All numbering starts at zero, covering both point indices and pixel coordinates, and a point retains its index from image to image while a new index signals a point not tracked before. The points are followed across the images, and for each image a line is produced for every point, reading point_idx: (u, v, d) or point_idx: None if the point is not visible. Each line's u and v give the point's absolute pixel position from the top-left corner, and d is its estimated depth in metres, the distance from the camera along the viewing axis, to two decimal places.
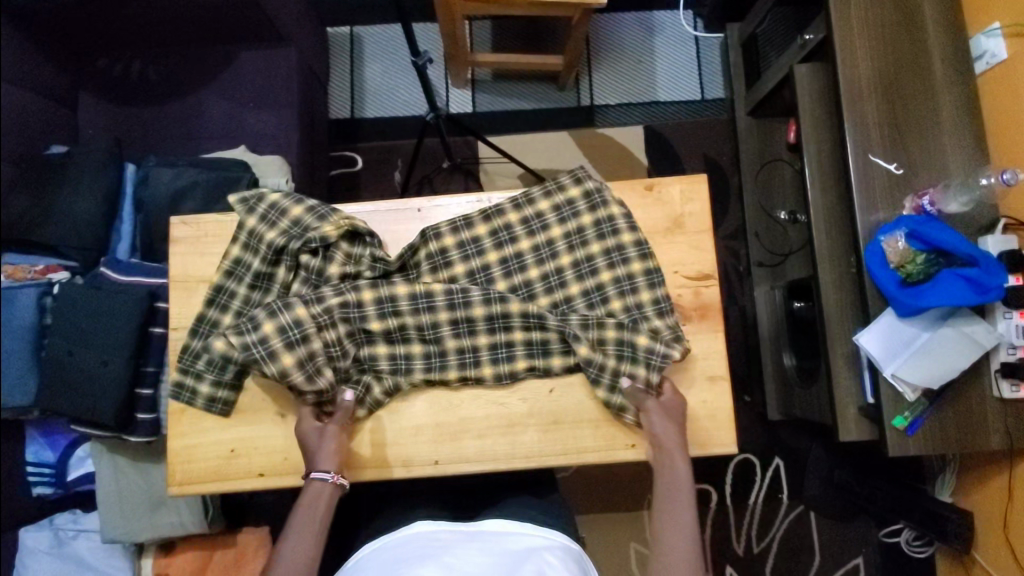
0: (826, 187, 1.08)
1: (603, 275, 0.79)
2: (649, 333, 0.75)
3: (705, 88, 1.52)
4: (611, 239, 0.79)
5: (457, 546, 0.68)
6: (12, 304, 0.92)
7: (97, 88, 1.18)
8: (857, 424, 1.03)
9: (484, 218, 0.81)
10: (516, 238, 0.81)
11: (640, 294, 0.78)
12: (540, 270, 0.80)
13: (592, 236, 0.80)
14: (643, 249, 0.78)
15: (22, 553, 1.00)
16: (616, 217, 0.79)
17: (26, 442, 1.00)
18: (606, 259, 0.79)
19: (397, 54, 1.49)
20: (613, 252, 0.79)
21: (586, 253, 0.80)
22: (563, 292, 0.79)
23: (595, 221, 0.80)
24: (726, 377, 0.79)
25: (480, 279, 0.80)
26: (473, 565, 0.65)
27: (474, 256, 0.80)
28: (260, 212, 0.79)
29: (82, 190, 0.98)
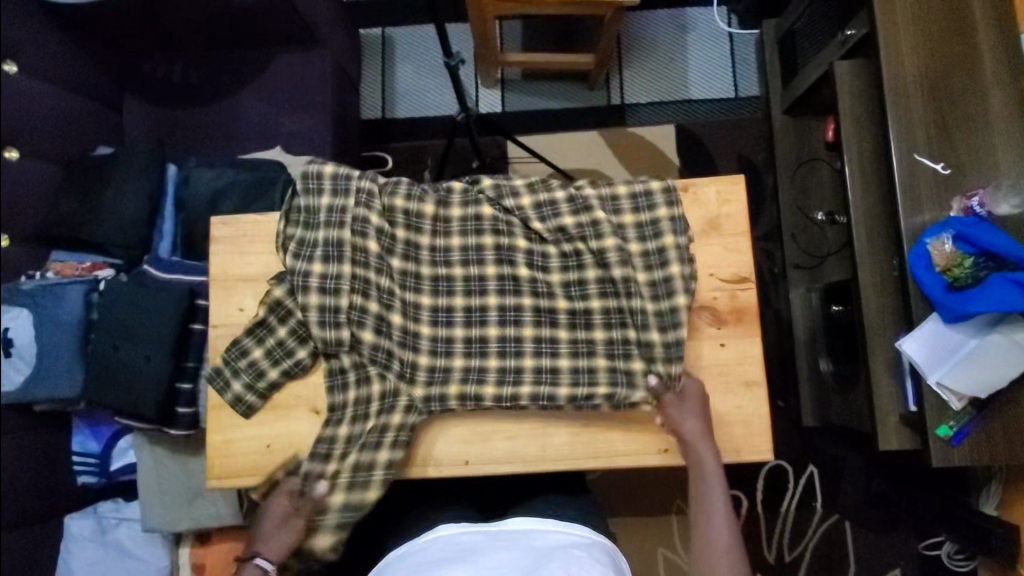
0: (867, 188, 1.05)
1: (626, 218, 0.79)
2: (673, 249, 0.77)
3: (740, 86, 1.48)
4: (645, 213, 0.79)
5: (482, 548, 0.68)
6: (62, 299, 0.95)
7: (141, 92, 1.22)
8: (896, 433, 1.00)
9: (497, 262, 0.81)
10: (632, 354, 0.76)
11: (657, 215, 0.78)
12: (546, 225, 0.79)
13: (626, 209, 0.79)
14: (670, 195, 0.79)
15: (68, 539, 1.04)
16: (655, 196, 0.79)
17: (73, 432, 1.06)
18: (630, 205, 0.79)
19: (429, 55, 1.50)
20: (646, 225, 0.78)
21: (590, 219, 0.79)
22: (576, 272, 0.80)
23: (637, 222, 0.78)
24: (762, 382, 0.76)
25: (474, 287, 0.81)
26: (499, 565, 0.65)
27: (476, 294, 0.80)
28: (293, 251, 0.77)
29: (127, 189, 1.01)
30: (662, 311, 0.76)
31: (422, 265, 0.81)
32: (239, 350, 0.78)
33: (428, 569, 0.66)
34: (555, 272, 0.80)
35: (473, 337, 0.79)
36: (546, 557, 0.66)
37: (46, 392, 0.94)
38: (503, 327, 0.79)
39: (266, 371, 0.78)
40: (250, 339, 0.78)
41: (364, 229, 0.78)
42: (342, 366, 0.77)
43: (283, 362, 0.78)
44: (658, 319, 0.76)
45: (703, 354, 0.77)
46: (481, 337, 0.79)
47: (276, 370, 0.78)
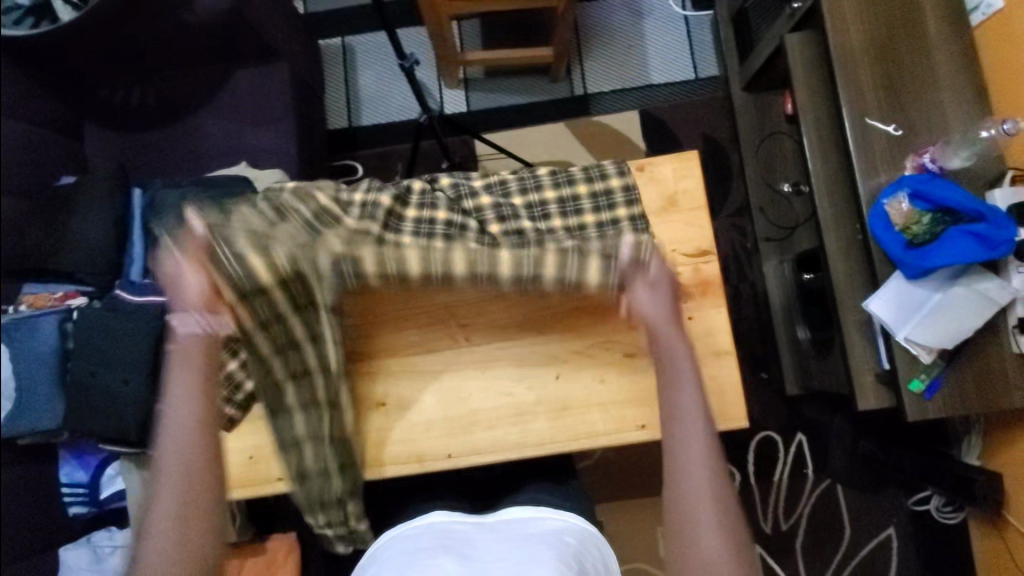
0: (825, 155, 1.07)
1: (587, 217, 0.80)
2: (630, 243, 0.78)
3: (698, 67, 1.50)
4: (606, 212, 0.80)
5: (474, 538, 0.70)
6: (35, 332, 0.96)
7: (101, 118, 1.22)
8: (874, 392, 1.02)
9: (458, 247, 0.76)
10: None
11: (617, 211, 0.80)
12: (502, 227, 0.80)
13: (587, 210, 0.80)
14: (630, 194, 0.80)
15: (64, 570, 1.04)
16: (614, 192, 0.81)
17: (59, 463, 1.05)
18: (592, 202, 0.81)
19: (389, 60, 1.51)
20: (606, 225, 0.80)
21: (547, 224, 0.81)
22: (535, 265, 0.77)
23: (597, 222, 0.80)
24: (732, 351, 0.77)
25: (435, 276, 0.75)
26: (491, 554, 0.67)
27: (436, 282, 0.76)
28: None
29: (92, 215, 1.01)
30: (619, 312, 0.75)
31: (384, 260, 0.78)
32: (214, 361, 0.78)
33: (416, 557, 0.67)
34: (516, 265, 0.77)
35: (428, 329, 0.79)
36: (540, 543, 0.68)
37: (30, 425, 0.95)
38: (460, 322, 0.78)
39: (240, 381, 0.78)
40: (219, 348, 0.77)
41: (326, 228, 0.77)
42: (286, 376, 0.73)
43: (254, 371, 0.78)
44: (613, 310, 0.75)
45: None
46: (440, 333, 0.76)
47: (250, 379, 0.78)
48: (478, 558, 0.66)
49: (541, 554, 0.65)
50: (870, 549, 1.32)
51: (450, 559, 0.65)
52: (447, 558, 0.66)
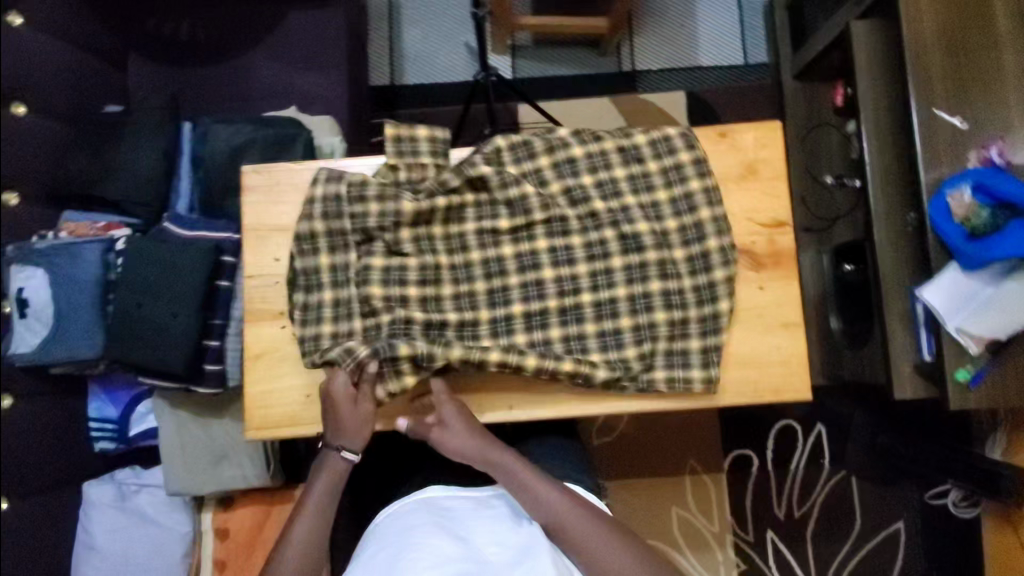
0: (882, 146, 1.08)
1: (660, 194, 0.78)
2: (711, 219, 0.76)
3: (749, 52, 1.49)
4: (679, 186, 0.77)
5: (471, 517, 0.72)
6: (78, 258, 0.93)
7: (146, 50, 1.18)
8: (910, 383, 1.04)
9: (548, 232, 0.78)
10: (659, 337, 0.75)
11: (689, 183, 0.77)
12: (576, 209, 0.78)
13: (660, 185, 0.78)
14: (702, 166, 0.77)
15: (87, 505, 1.01)
16: (684, 165, 0.78)
17: (89, 398, 1.03)
18: (664, 178, 0.78)
19: (438, 19, 1.50)
20: (679, 200, 0.77)
21: (620, 205, 0.78)
22: (604, 262, 0.77)
23: (671, 198, 0.77)
24: (800, 324, 0.76)
25: (528, 263, 0.78)
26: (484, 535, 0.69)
27: (530, 268, 0.77)
28: (323, 214, 0.76)
29: (144, 146, 0.99)
30: (704, 315, 0.75)
31: (471, 250, 0.78)
32: (314, 300, 0.76)
33: (408, 534, 0.67)
34: (615, 256, 0.77)
35: (498, 318, 0.77)
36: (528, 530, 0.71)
37: (64, 353, 0.92)
38: (530, 331, 0.77)
39: (337, 324, 0.75)
40: (295, 310, 0.76)
41: (397, 193, 0.75)
42: (353, 327, 0.75)
43: (348, 314, 0.75)
44: (694, 295, 0.75)
45: (744, 297, 0.77)
46: (507, 314, 0.77)
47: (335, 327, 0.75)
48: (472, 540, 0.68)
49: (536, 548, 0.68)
50: (878, 541, 1.35)
51: (450, 541, 0.66)
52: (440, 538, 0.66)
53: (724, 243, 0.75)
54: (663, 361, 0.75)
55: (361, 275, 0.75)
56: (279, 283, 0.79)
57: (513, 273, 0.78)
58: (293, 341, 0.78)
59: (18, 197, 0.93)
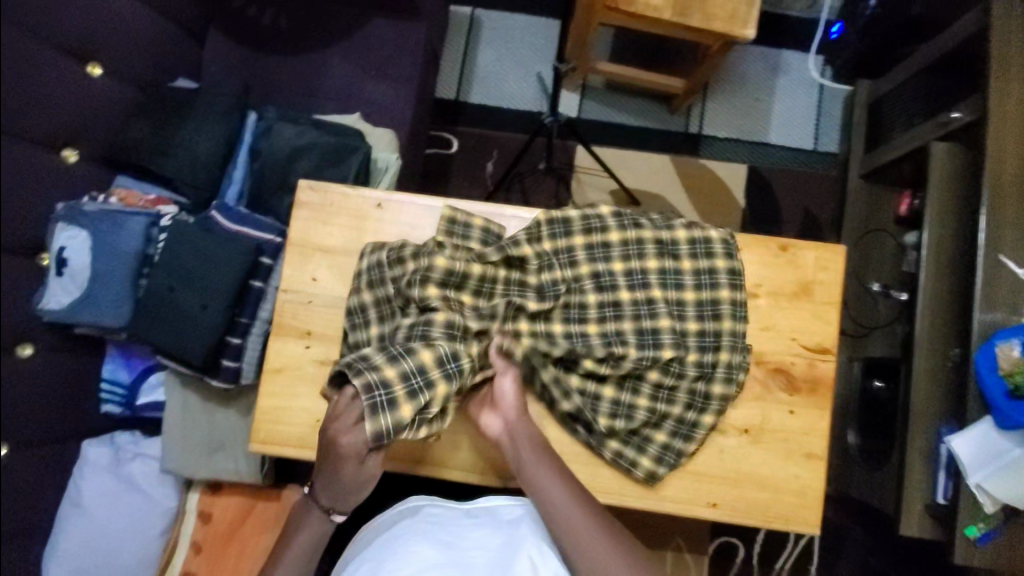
0: (938, 275, 1.04)
1: (688, 293, 0.74)
2: (730, 333, 0.73)
3: (819, 140, 1.46)
4: (707, 291, 0.74)
5: (453, 525, 0.68)
6: (121, 228, 0.95)
7: (227, 29, 1.19)
8: (919, 520, 1.01)
9: (565, 316, 0.74)
10: (632, 420, 0.72)
11: (719, 291, 0.74)
12: (599, 296, 0.74)
13: (689, 285, 0.74)
14: (735, 278, 0.74)
15: (80, 464, 1.02)
16: (718, 271, 0.75)
17: (106, 360, 1.05)
18: (695, 278, 0.74)
19: (514, 45, 1.50)
20: (706, 304, 0.73)
21: (646, 296, 0.74)
22: (619, 350, 0.71)
23: (698, 300, 0.74)
24: (824, 457, 0.74)
25: (541, 341, 0.72)
26: (469, 542, 0.65)
27: (544, 347, 0.71)
28: (369, 282, 0.75)
29: (207, 129, 0.99)
30: (684, 417, 0.72)
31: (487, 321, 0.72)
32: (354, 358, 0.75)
33: (390, 549, 0.65)
34: (631, 347, 0.71)
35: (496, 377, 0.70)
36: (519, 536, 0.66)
37: (89, 318, 0.93)
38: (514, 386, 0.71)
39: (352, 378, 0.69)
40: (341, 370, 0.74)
41: (432, 251, 0.72)
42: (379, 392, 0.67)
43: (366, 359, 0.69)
44: (687, 396, 0.72)
45: (771, 418, 0.74)
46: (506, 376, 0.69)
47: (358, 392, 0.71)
48: (459, 545, 0.64)
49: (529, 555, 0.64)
50: None
51: (428, 547, 0.63)
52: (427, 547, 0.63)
53: (735, 360, 0.72)
54: (636, 442, 0.73)
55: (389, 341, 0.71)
56: (312, 302, 0.78)
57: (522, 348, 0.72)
58: (314, 363, 0.78)
59: (77, 154, 0.96)
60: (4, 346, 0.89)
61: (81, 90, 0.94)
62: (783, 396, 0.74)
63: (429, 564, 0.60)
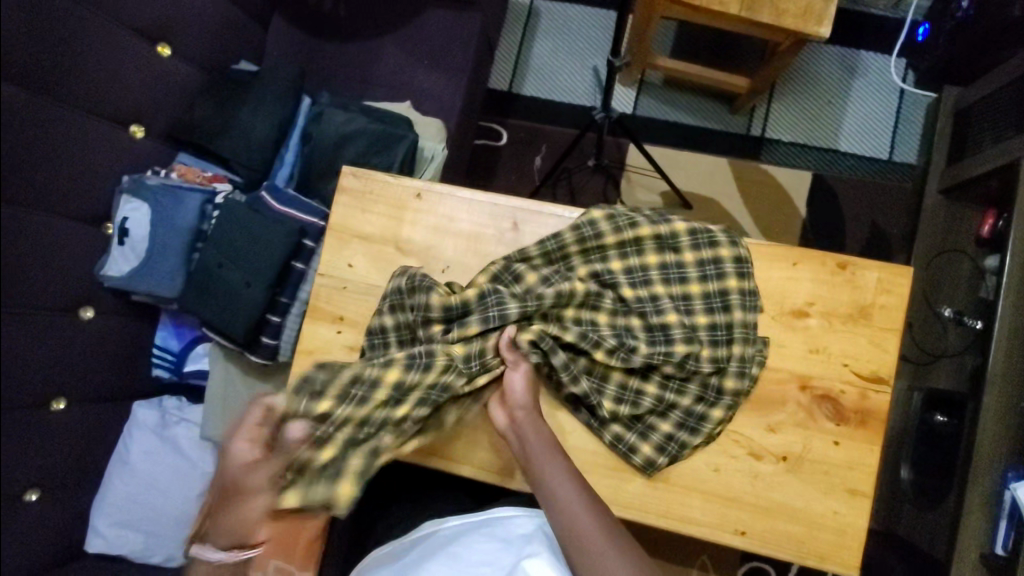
0: (1020, 306, 0.95)
1: (693, 287, 0.71)
2: (743, 326, 0.69)
3: (893, 149, 1.36)
4: (715, 284, 0.71)
5: (464, 536, 0.74)
6: (179, 204, 0.99)
7: (290, 14, 1.22)
8: (973, 570, 0.92)
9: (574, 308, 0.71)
10: (639, 408, 0.70)
11: (727, 282, 0.71)
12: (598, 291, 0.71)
13: (693, 278, 0.71)
14: (743, 267, 0.71)
15: (132, 425, 1.08)
16: (724, 261, 0.71)
17: (158, 327, 1.10)
18: (699, 271, 0.71)
19: (572, 38, 1.46)
20: (714, 297, 0.70)
21: (648, 292, 0.71)
22: (629, 345, 0.68)
23: (704, 293, 0.70)
24: (868, 495, 0.68)
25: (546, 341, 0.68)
26: (478, 556, 0.71)
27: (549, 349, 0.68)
28: (391, 307, 0.74)
29: (263, 111, 1.02)
30: (692, 411, 0.69)
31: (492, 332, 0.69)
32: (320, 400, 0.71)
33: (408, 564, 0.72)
34: (641, 345, 0.68)
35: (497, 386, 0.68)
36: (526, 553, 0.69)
37: (145, 287, 0.97)
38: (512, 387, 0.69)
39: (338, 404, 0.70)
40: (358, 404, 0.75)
41: (431, 287, 0.71)
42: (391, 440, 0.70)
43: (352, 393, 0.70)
44: (698, 390, 0.70)
45: (812, 447, 0.69)
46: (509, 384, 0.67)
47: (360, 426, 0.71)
48: (467, 561, 0.70)
49: (532, 573, 0.66)
50: None
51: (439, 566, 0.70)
52: (437, 565, 0.70)
53: (749, 354, 0.69)
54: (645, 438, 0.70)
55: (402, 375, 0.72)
56: (346, 288, 0.79)
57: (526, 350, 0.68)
58: (344, 349, 0.79)
59: (144, 130, 1.01)
60: (67, 307, 0.95)
61: (150, 70, 0.98)
62: (828, 425, 0.69)
63: None
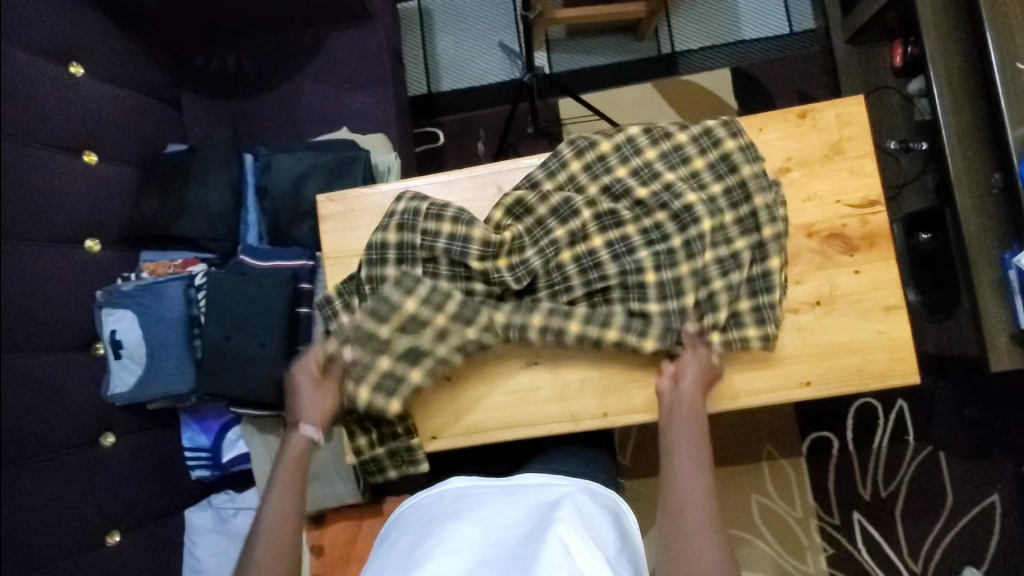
0: (958, 108, 1.02)
1: (697, 162, 0.75)
2: (756, 179, 0.72)
3: (793, 21, 1.44)
4: (714, 151, 0.74)
5: (487, 499, 0.66)
6: (163, 298, 0.97)
7: (196, 87, 1.21)
8: (1008, 353, 0.99)
9: (601, 228, 0.74)
10: (720, 306, 0.72)
11: (725, 145, 0.74)
12: (616, 204, 0.75)
13: (694, 154, 0.75)
14: (733, 128, 0.75)
15: (190, 532, 1.06)
16: (714, 130, 0.75)
17: (181, 429, 1.07)
18: (696, 146, 0.75)
19: (469, 23, 1.49)
20: (719, 163, 0.74)
21: (662, 185, 0.74)
22: (664, 243, 0.72)
23: (709, 163, 0.74)
24: (902, 306, 0.73)
25: (588, 265, 0.73)
26: (502, 517, 0.63)
27: (591, 269, 0.73)
28: (399, 225, 0.74)
29: (211, 182, 1.01)
30: (756, 274, 0.72)
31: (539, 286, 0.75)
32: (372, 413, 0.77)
33: (426, 527, 0.63)
34: (675, 235, 0.72)
35: (558, 324, 0.73)
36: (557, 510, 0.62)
37: (159, 389, 0.95)
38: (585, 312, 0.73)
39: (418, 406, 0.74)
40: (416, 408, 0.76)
41: (464, 246, 0.72)
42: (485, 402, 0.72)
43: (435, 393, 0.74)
44: (749, 254, 0.72)
45: (838, 284, 0.74)
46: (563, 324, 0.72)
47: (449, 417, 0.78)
48: (494, 526, 0.62)
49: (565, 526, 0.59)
50: (973, 517, 1.29)
51: (464, 524, 0.61)
52: (459, 525, 0.62)
53: (772, 199, 0.72)
54: (741, 321, 0.72)
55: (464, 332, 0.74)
56: None
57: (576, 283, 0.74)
58: None
59: (99, 242, 0.98)
60: (87, 438, 0.92)
61: (85, 181, 0.95)
62: (844, 260, 0.74)
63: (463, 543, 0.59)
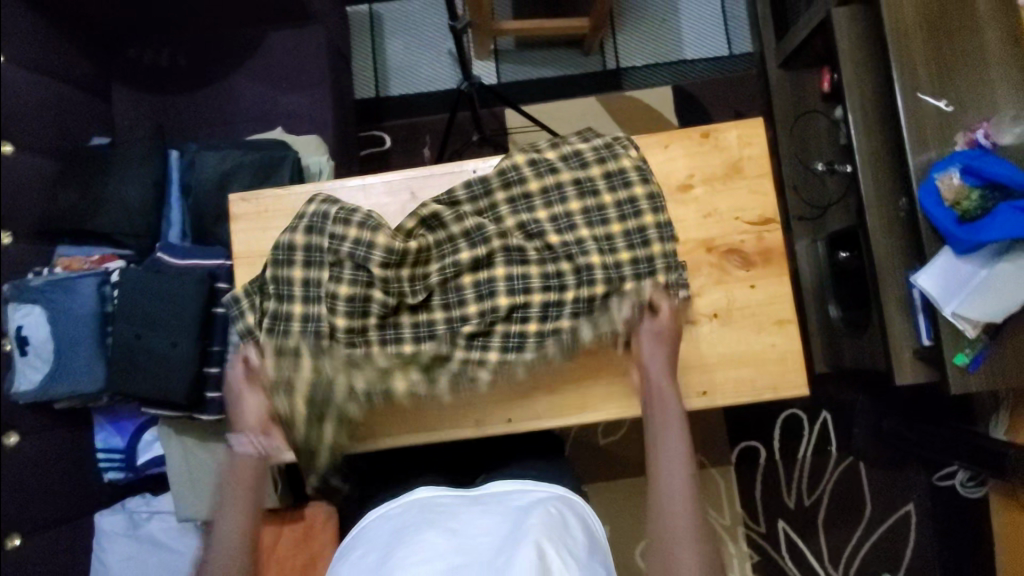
0: (868, 134, 1.08)
1: (605, 197, 0.76)
2: (654, 226, 0.74)
3: (733, 44, 1.49)
4: (623, 191, 0.76)
5: (458, 509, 0.65)
6: (72, 293, 0.94)
7: (129, 80, 1.19)
8: (911, 368, 1.04)
9: (506, 259, 0.75)
10: None
11: (634, 188, 0.76)
12: (527, 242, 0.76)
13: (603, 189, 0.76)
14: (643, 171, 0.76)
15: (99, 536, 1.02)
16: (627, 170, 0.76)
17: (94, 430, 1.04)
18: (607, 182, 0.76)
19: (419, 29, 1.50)
20: (625, 203, 0.75)
21: (575, 236, 0.75)
22: (558, 295, 0.74)
23: (616, 201, 0.75)
24: (794, 320, 0.76)
25: (484, 291, 0.75)
26: (478, 527, 0.62)
27: (486, 296, 0.74)
28: (307, 227, 0.74)
29: (131, 176, 0.99)
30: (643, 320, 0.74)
31: (435, 311, 0.76)
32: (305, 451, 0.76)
33: (398, 534, 0.62)
34: (569, 290, 0.74)
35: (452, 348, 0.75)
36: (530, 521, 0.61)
37: (65, 388, 0.92)
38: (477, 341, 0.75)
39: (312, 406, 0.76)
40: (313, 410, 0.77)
41: (366, 256, 0.72)
42: None
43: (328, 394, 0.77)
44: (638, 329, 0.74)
45: (736, 297, 0.77)
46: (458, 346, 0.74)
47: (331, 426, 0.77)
48: (467, 535, 0.61)
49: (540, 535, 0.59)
50: (890, 525, 1.35)
51: (437, 534, 0.60)
52: (430, 535, 0.61)
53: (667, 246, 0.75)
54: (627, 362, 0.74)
55: (360, 341, 0.75)
56: None
57: (471, 311, 0.75)
58: None
59: (10, 235, 0.95)
60: None
61: None
62: (741, 274, 0.77)
63: (436, 554, 0.57)
